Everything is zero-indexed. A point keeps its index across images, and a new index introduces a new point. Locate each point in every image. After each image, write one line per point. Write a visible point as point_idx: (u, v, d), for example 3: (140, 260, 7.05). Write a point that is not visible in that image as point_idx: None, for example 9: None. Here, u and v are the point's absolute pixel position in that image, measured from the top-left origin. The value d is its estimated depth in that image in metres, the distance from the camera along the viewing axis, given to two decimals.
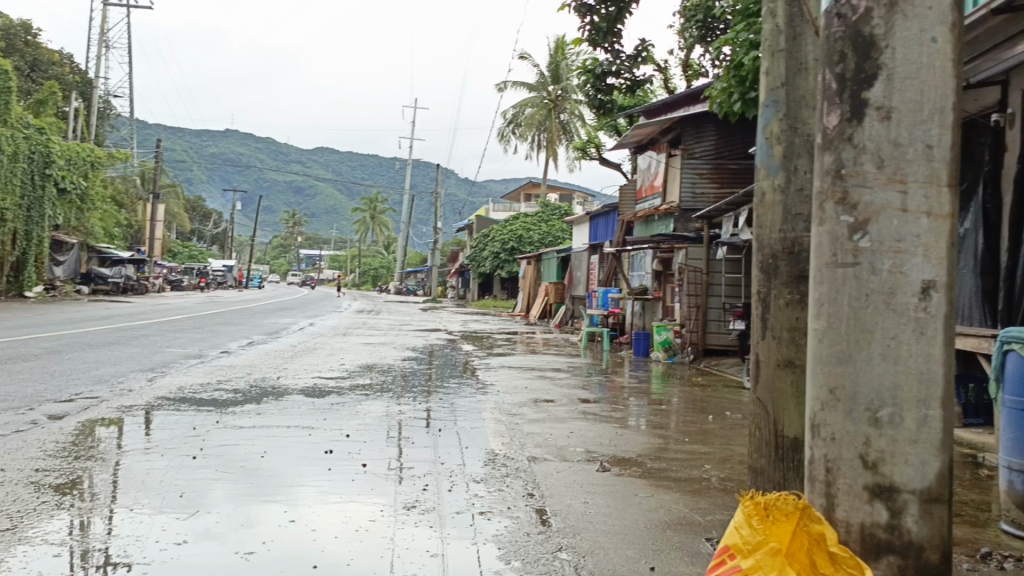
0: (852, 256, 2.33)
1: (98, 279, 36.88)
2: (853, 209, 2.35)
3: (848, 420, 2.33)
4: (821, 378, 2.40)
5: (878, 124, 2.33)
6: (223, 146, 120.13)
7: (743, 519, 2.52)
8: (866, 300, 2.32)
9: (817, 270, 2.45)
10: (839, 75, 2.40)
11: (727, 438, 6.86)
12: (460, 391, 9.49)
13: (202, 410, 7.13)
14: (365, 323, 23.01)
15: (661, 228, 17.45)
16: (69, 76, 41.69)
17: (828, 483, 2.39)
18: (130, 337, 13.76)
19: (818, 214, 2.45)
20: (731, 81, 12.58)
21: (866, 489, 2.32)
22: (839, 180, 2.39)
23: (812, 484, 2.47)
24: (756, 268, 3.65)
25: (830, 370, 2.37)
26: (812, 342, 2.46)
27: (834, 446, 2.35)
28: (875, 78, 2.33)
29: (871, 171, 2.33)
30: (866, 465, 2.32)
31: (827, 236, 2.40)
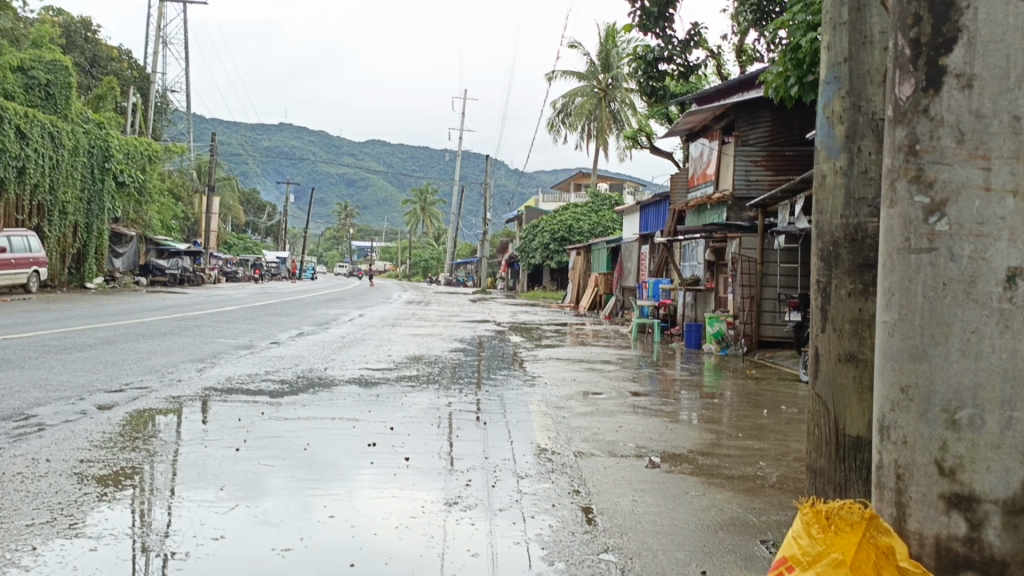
0: (926, 242, 2.14)
1: (156, 270, 37.89)
2: (929, 188, 2.15)
3: (922, 422, 2.14)
4: (891, 377, 2.22)
5: (958, 93, 2.12)
6: (277, 139, 122.28)
7: (802, 528, 2.32)
8: (944, 290, 2.12)
9: (886, 257, 2.26)
10: (914, 40, 2.20)
11: (784, 434, 6.60)
12: (508, 383, 9.40)
13: (248, 401, 7.17)
14: (414, 314, 23.13)
15: (714, 217, 17.07)
16: (127, 72, 42.82)
17: (899, 491, 2.21)
18: (183, 328, 14.03)
19: (889, 194, 2.26)
20: (788, 64, 12.19)
21: (943, 498, 2.13)
22: (913, 156, 2.20)
23: (881, 492, 2.29)
24: (816, 256, 3.44)
25: (901, 368, 2.19)
26: (881, 336, 2.27)
27: (905, 450, 2.17)
28: (955, 43, 2.12)
29: (950, 145, 2.13)
30: (943, 472, 2.12)
31: (898, 219, 2.21)
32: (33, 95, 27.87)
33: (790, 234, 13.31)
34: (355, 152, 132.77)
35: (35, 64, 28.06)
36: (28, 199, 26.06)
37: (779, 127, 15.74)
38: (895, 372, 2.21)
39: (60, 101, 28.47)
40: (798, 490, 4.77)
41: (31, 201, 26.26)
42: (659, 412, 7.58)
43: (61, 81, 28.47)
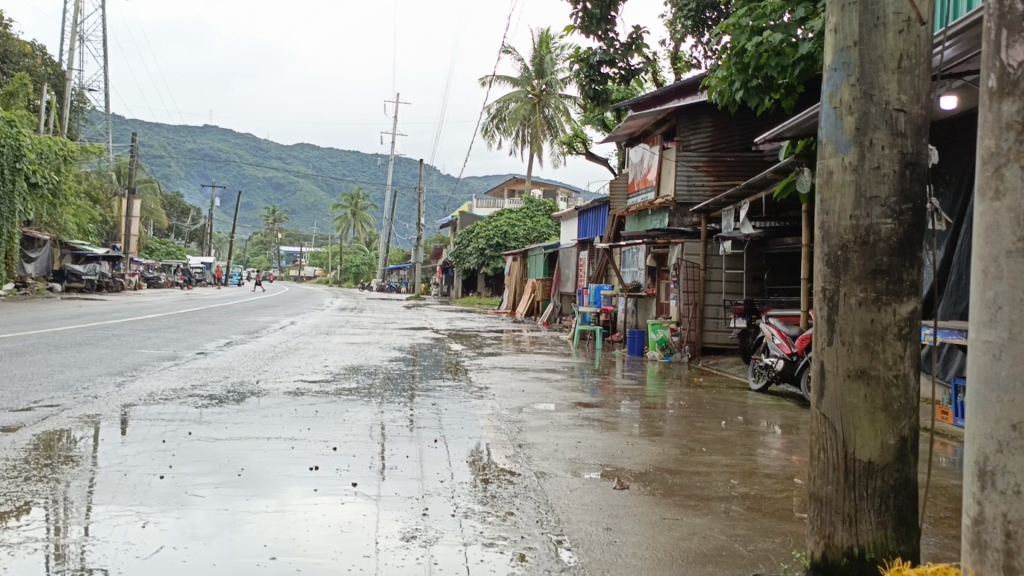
0: None
1: (72, 276, 35.92)
2: None
3: None
4: (998, 413, 2.46)
5: None
6: (201, 141, 118.53)
7: None
8: None
9: (990, 264, 2.49)
10: None
11: (748, 448, 6.29)
12: (455, 395, 8.88)
13: (173, 420, 6.46)
14: (349, 322, 22.35)
15: (655, 222, 16.89)
16: (41, 68, 40.69)
17: (1009, 553, 2.44)
18: (100, 337, 13.00)
19: (991, 182, 2.51)
20: (733, 68, 12.06)
21: None
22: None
23: (982, 552, 2.51)
24: (819, 261, 3.12)
25: (1012, 400, 2.42)
26: (985, 359, 2.49)
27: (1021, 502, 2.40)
28: None
29: None
30: None
31: (1011, 213, 2.44)
32: None
33: (736, 240, 13.16)
34: (284, 155, 129.83)
35: None
36: None
37: (719, 132, 15.68)
38: (1003, 406, 2.44)
39: None
40: (777, 513, 4.43)
41: None
42: (616, 425, 7.19)
43: None
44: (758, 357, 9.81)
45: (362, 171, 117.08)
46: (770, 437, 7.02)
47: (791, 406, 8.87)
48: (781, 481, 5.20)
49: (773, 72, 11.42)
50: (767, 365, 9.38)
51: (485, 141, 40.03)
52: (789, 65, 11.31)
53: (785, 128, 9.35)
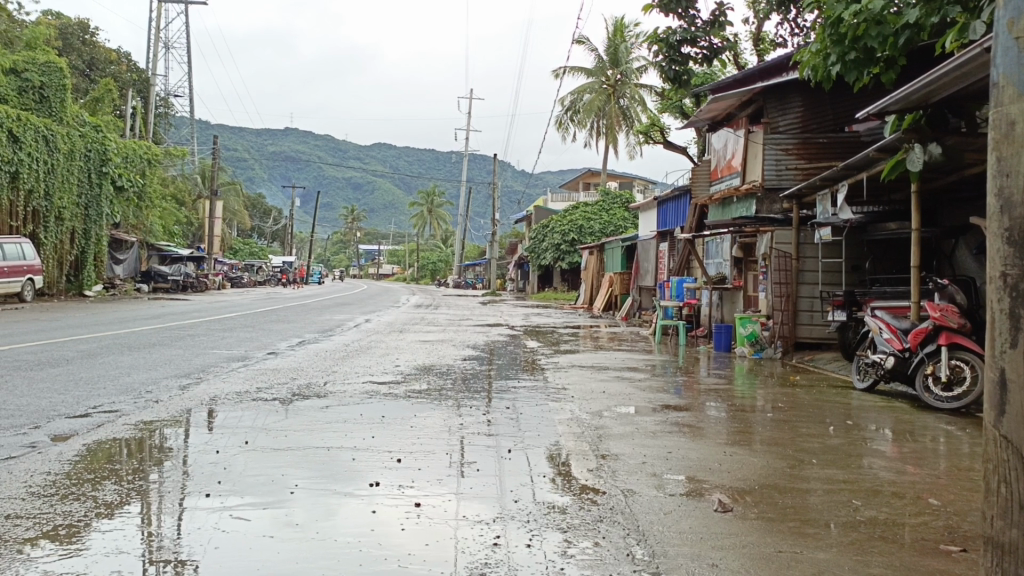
0: None
1: (158, 277, 36.98)
2: None
3: None
4: None
5: None
6: (282, 143, 121.65)
7: None
8: None
9: None
10: None
11: (866, 460, 5.50)
12: (532, 396, 8.31)
13: (235, 427, 6.12)
14: (423, 318, 22.10)
15: (740, 211, 15.91)
16: (125, 75, 42.28)
17: None
18: (174, 337, 13.02)
19: None
20: (828, 40, 11.02)
21: None
22: None
23: None
24: (995, 236, 2.48)
25: None
26: None
27: None
28: None
29: None
30: None
31: None
32: (27, 97, 27.14)
33: (833, 226, 12.15)
34: (362, 154, 131.95)
35: (28, 67, 27.22)
36: (23, 205, 25.20)
37: (810, 112, 14.61)
38: None
39: (55, 104, 27.74)
40: (917, 547, 3.69)
41: (25, 207, 25.33)
42: (711, 432, 6.45)
43: (56, 83, 27.65)
44: (864, 352, 8.95)
45: (437, 168, 117.96)
46: (891, 447, 6.16)
47: (903, 408, 7.97)
48: (911, 502, 4.43)
49: (874, 43, 10.49)
50: (874, 362, 8.46)
51: (559, 134, 39.37)
52: (891, 35, 10.37)
53: (891, 101, 8.37)
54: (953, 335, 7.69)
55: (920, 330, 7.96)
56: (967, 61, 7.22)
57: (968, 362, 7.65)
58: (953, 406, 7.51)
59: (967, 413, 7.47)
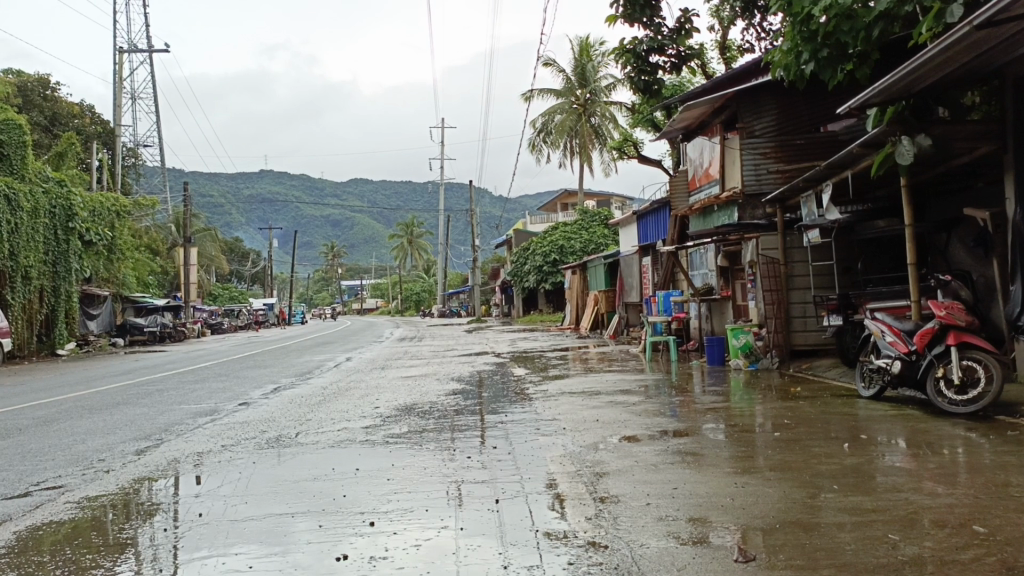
0: None
1: (134, 329, 36.12)
2: None
3: None
4: None
5: None
6: (256, 186, 120.96)
7: None
8: None
9: None
10: None
11: (894, 482, 4.96)
12: (520, 431, 7.71)
13: (189, 497, 5.51)
14: (406, 353, 21.45)
15: (722, 219, 15.46)
16: (89, 127, 41.70)
17: None
18: (141, 394, 12.34)
19: None
20: (798, 38, 10.57)
21: None
22: None
23: None
24: None
25: None
26: None
27: None
28: None
29: None
30: None
31: None
32: None
33: (821, 228, 11.73)
34: (338, 190, 131.40)
35: None
36: None
37: (785, 115, 14.27)
38: None
39: (16, 162, 27.09)
40: None
41: None
42: (714, 459, 5.89)
43: (16, 140, 26.98)
44: (867, 359, 8.46)
45: (414, 200, 117.65)
46: (912, 462, 5.62)
47: (915, 414, 7.47)
48: (957, 532, 3.90)
49: (846, 38, 10.06)
50: (879, 367, 8.01)
51: (533, 156, 39.09)
52: (862, 28, 9.93)
53: (871, 94, 7.90)
54: (962, 333, 7.23)
55: (925, 330, 7.48)
56: (950, 46, 6.84)
57: (981, 362, 7.17)
58: (970, 409, 7.03)
59: (984, 416, 6.98)
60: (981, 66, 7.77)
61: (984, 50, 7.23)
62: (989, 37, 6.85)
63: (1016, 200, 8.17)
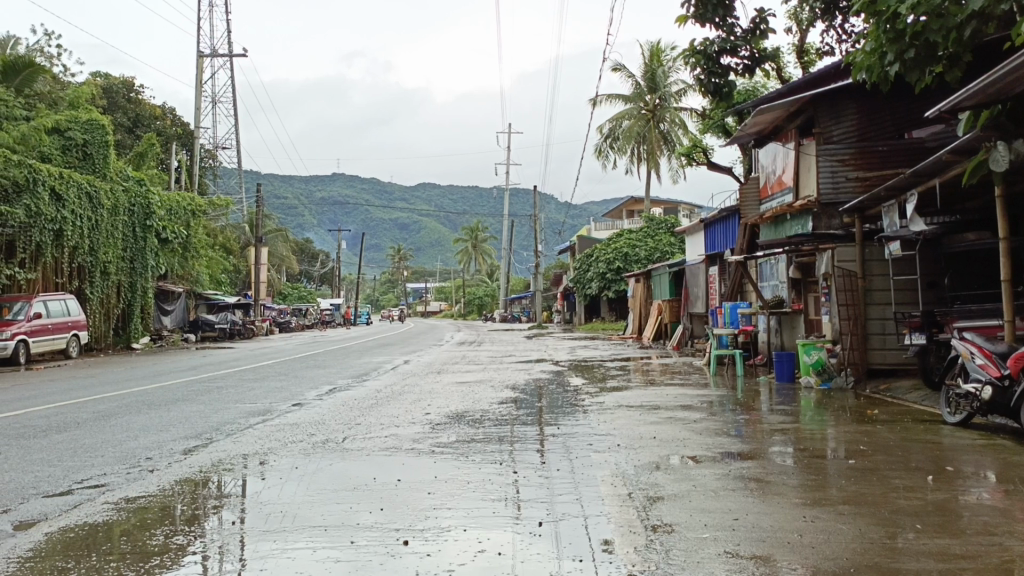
0: None
1: (205, 325, 37.05)
2: None
3: None
4: None
5: None
6: (328, 188, 123.35)
7: None
8: None
9: None
10: None
11: (987, 524, 4.41)
12: (574, 446, 7.33)
13: (229, 502, 5.33)
14: (466, 357, 21.26)
15: (795, 229, 14.74)
16: (169, 129, 43.02)
17: None
18: (200, 391, 12.42)
19: None
20: (883, 38, 9.80)
21: None
22: None
23: None
24: None
25: None
26: None
27: None
28: None
29: None
30: None
31: None
32: (70, 156, 27.43)
33: (904, 240, 11.00)
34: (406, 194, 133.04)
35: (71, 125, 27.50)
36: (67, 261, 25.25)
37: (867, 120, 13.56)
38: None
39: (99, 161, 27.96)
40: None
41: (70, 263, 25.45)
42: (782, 487, 5.41)
43: (99, 140, 27.89)
44: (954, 382, 7.82)
45: (479, 204, 118.23)
46: (1008, 499, 5.03)
47: (1007, 445, 6.79)
48: None
49: (935, 38, 9.30)
50: (967, 393, 7.39)
51: (599, 162, 38.59)
52: (955, 27, 9.14)
53: (964, 95, 7.17)
54: None
55: (1022, 354, 6.81)
56: None
57: None
58: None
59: None
60: None
61: None
62: None
63: None
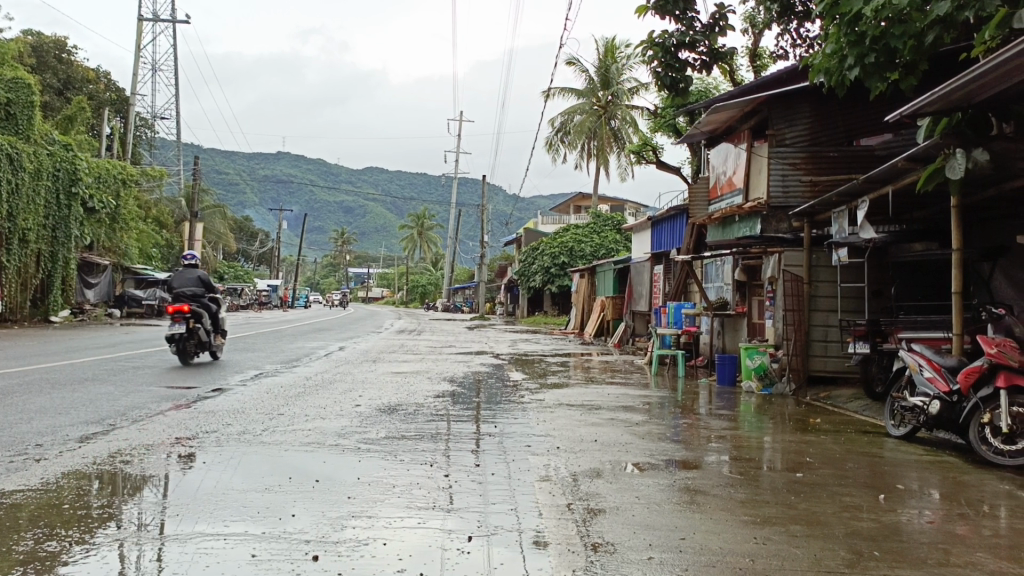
0: None
1: (132, 301, 35.52)
2: None
3: None
4: None
5: None
6: (272, 166, 120.33)
7: None
8: None
9: None
10: None
11: (947, 554, 4.11)
12: (508, 448, 6.89)
13: (137, 502, 4.73)
14: (403, 346, 20.65)
15: (743, 231, 14.58)
16: (103, 94, 41.09)
17: None
18: (114, 370, 11.62)
19: None
20: (843, 40, 9.52)
21: None
22: None
23: None
24: None
25: None
26: None
27: None
28: None
29: None
30: None
31: None
32: None
33: (851, 247, 10.90)
34: (353, 178, 130.83)
35: None
36: None
37: (820, 124, 13.48)
38: None
39: (22, 122, 26.28)
40: None
41: None
42: (726, 502, 5.07)
43: (23, 99, 26.21)
44: (899, 394, 7.62)
45: (426, 191, 117.14)
46: (955, 521, 4.79)
47: (951, 462, 6.61)
48: None
49: (896, 43, 9.06)
50: (913, 407, 7.18)
51: (549, 155, 38.25)
52: (916, 33, 8.90)
53: (925, 101, 6.92)
54: (1014, 375, 6.33)
55: (971, 368, 6.65)
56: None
57: None
58: (1018, 462, 6.09)
59: None
60: None
61: None
62: None
63: None
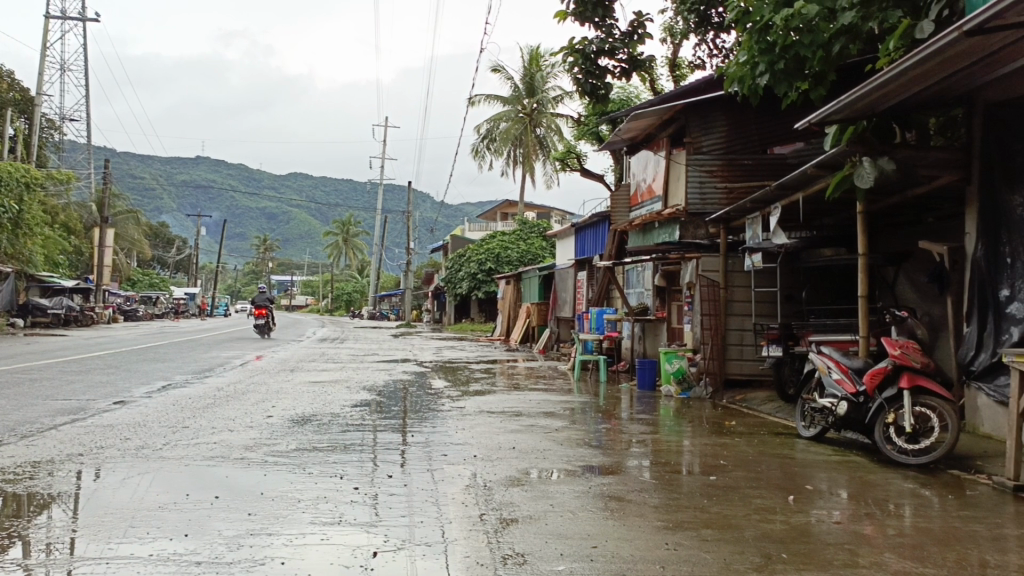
0: None
1: (36, 310, 33.69)
2: None
3: None
4: None
5: None
6: (191, 171, 116.62)
7: None
8: None
9: None
10: None
11: (854, 554, 4.15)
12: (424, 458, 6.71)
13: (16, 525, 4.37)
14: (324, 355, 20.15)
15: (663, 237, 14.79)
16: (6, 94, 39.01)
17: None
18: (7, 384, 10.90)
19: None
20: (754, 49, 9.74)
21: None
22: None
23: None
24: None
25: None
26: None
27: None
28: None
29: None
30: None
31: None
32: None
33: (765, 252, 11.16)
34: (276, 184, 128.01)
35: None
36: None
37: (734, 133, 13.80)
38: None
39: None
40: None
41: None
42: (642, 508, 5.03)
43: None
44: (809, 396, 7.78)
45: (352, 198, 115.51)
46: (862, 521, 4.86)
47: (859, 461, 6.77)
48: None
49: (805, 52, 9.30)
50: (823, 408, 7.34)
51: (475, 162, 38.17)
52: (824, 43, 9.18)
53: (831, 110, 7.11)
54: (916, 376, 6.54)
55: (876, 370, 6.79)
56: (928, 60, 5.86)
57: (934, 410, 6.49)
58: (921, 461, 6.29)
59: (936, 471, 6.25)
60: (954, 84, 7.04)
61: (960, 66, 6.33)
62: (971, 48, 5.87)
63: (978, 235, 7.31)
